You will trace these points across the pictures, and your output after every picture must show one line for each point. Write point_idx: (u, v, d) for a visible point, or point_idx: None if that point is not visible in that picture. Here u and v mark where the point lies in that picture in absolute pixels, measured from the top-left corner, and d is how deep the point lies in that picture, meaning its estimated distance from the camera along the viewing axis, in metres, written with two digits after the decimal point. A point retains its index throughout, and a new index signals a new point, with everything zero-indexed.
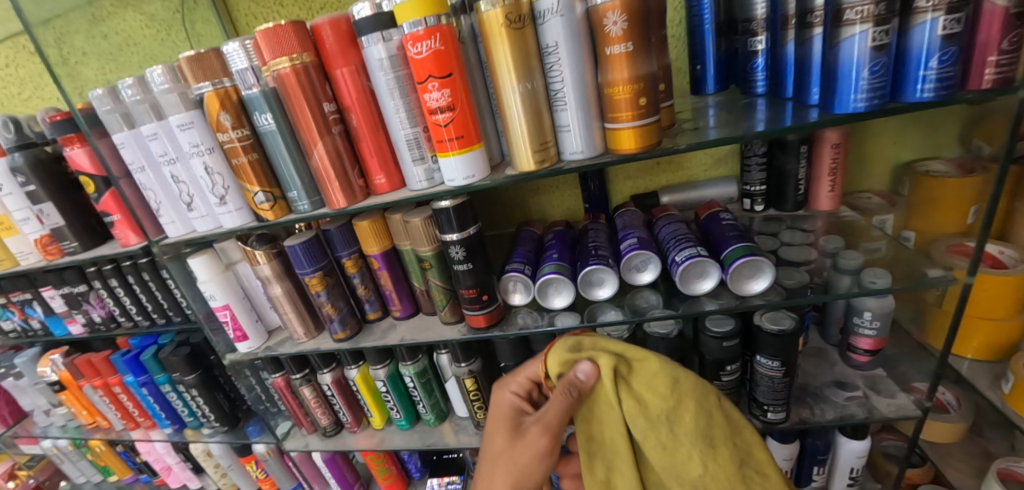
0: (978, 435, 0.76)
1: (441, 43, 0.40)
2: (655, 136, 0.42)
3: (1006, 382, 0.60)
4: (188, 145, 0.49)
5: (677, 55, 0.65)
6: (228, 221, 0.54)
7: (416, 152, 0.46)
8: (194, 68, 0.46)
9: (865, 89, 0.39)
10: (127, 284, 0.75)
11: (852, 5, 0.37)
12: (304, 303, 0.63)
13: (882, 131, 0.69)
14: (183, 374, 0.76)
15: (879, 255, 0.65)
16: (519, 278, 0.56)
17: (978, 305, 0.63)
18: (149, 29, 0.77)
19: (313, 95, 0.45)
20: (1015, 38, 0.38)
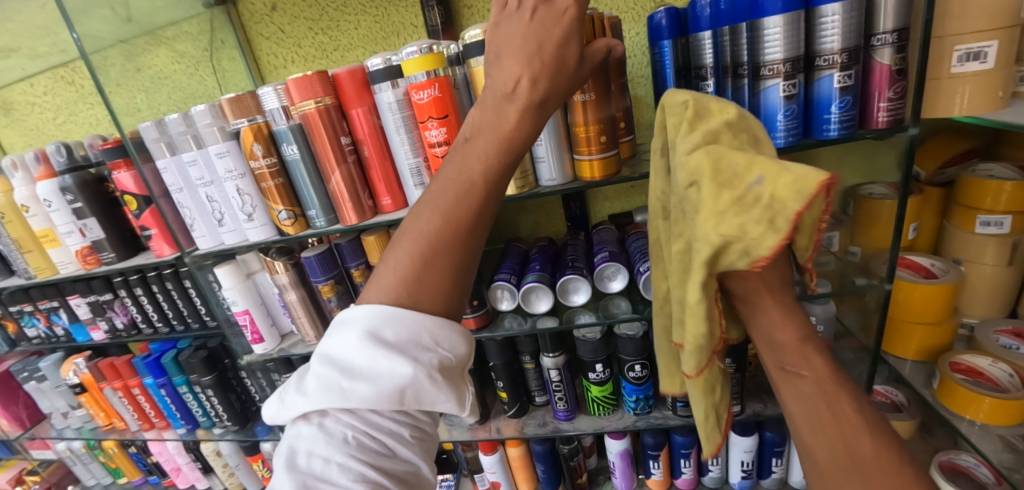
0: (928, 433, 0.82)
1: (439, 91, 0.49)
2: (615, 166, 0.52)
3: (936, 379, 0.68)
4: (224, 171, 0.58)
5: (644, 92, 0.75)
6: (254, 235, 0.62)
7: (417, 178, 0.55)
8: (233, 107, 0.55)
9: (782, 129, 0.49)
10: (152, 292, 0.83)
11: (767, 64, 0.47)
12: (315, 309, 0.70)
13: (826, 159, 0.79)
14: (200, 375, 0.83)
15: (827, 268, 0.74)
16: (505, 286, 0.63)
17: (912, 311, 0.71)
18: (180, 64, 0.82)
19: (333, 130, 0.54)
20: (898, 88, 0.46)
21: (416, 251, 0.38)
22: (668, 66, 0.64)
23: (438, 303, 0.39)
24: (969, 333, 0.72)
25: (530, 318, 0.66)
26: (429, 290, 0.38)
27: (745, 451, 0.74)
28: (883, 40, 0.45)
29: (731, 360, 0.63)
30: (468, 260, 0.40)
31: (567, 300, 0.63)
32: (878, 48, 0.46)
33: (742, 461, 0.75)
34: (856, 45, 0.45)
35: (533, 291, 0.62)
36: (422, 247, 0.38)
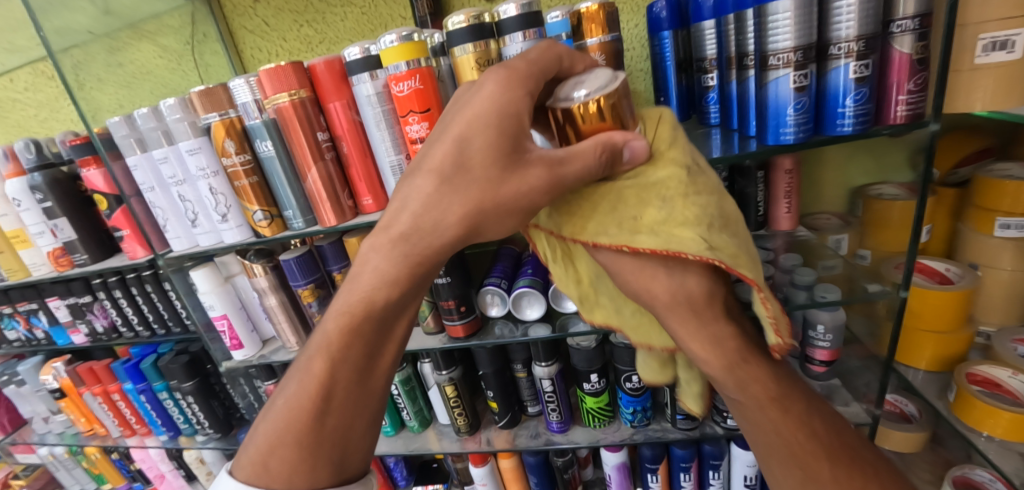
0: (939, 445, 0.79)
1: (420, 83, 0.45)
2: None
3: (951, 391, 0.64)
4: (195, 169, 0.55)
5: (644, 87, 0.71)
6: (229, 237, 0.58)
7: (399, 177, 0.51)
8: (203, 101, 0.51)
9: (792, 124, 0.45)
10: (131, 295, 0.79)
11: (775, 53, 0.43)
12: (297, 314, 0.67)
13: (833, 157, 0.75)
14: (181, 382, 0.79)
15: (835, 272, 0.70)
16: (495, 291, 0.60)
17: (925, 318, 0.67)
18: (163, 59, 0.81)
19: (309, 125, 0.50)
20: (918, 80, 0.43)
21: (266, 439, 0.42)
22: (668, 59, 0.61)
23: (295, 483, 0.41)
24: (985, 342, 0.68)
25: (521, 325, 0.62)
26: (281, 475, 0.41)
27: (748, 465, 0.70)
28: (903, 27, 0.42)
29: None
30: (326, 434, 0.42)
31: (561, 305, 0.59)
32: (897, 35, 0.42)
33: (743, 476, 0.70)
34: (873, 32, 0.41)
35: (524, 296, 0.59)
36: (272, 435, 0.42)
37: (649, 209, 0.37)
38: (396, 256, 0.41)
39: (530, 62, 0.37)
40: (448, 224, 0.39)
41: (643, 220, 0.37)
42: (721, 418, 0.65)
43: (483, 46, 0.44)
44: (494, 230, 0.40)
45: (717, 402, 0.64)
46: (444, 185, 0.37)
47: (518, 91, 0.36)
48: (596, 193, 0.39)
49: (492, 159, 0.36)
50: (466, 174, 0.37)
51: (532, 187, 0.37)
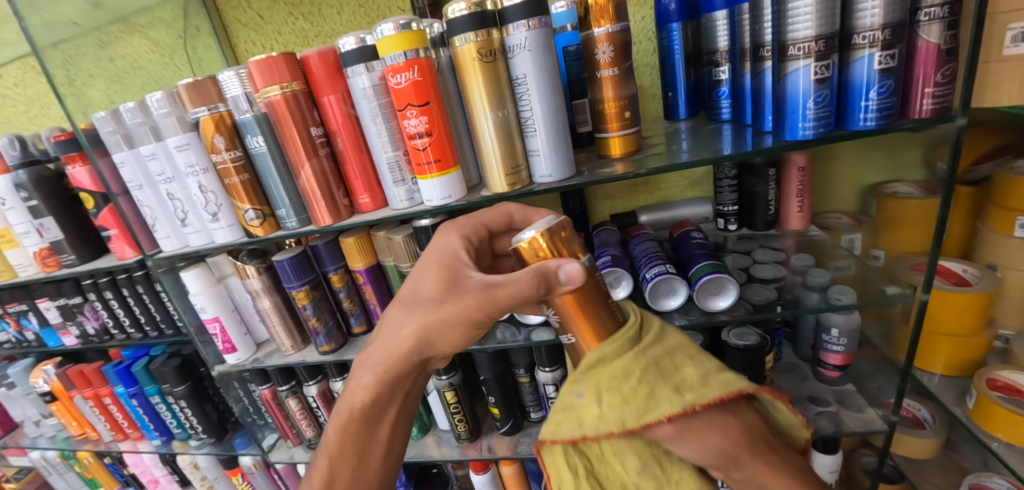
0: (952, 450, 0.76)
1: (419, 75, 0.43)
2: (635, 144, 0.51)
3: (971, 397, 0.61)
4: (184, 165, 0.52)
5: (650, 82, 0.69)
6: (219, 237, 0.56)
7: (397, 174, 0.49)
8: (192, 94, 0.49)
9: (812, 118, 0.43)
10: (122, 296, 0.77)
11: (795, 42, 0.41)
12: (292, 316, 0.64)
13: (845, 154, 0.72)
14: (173, 386, 0.77)
15: (847, 273, 0.68)
16: None
17: (941, 321, 0.65)
18: (154, 54, 0.80)
19: (302, 120, 0.48)
20: (946, 71, 0.41)
21: None
22: (676, 52, 0.58)
23: None
24: (1004, 346, 0.66)
25: (524, 329, 0.60)
26: None
27: None
28: (931, 15, 0.40)
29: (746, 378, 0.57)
30: None
31: None
32: (924, 24, 0.40)
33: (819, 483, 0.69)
34: (900, 20, 0.39)
35: None
36: None
37: (687, 369, 0.35)
38: (377, 372, 0.49)
39: (470, 218, 0.49)
40: (404, 336, 0.47)
41: (690, 379, 0.34)
42: None
43: (484, 35, 0.41)
44: (443, 343, 0.47)
45: None
46: (402, 309, 0.48)
47: (451, 233, 0.48)
48: (639, 368, 0.33)
49: (437, 287, 0.45)
50: (417, 299, 0.47)
51: (467, 304, 0.43)
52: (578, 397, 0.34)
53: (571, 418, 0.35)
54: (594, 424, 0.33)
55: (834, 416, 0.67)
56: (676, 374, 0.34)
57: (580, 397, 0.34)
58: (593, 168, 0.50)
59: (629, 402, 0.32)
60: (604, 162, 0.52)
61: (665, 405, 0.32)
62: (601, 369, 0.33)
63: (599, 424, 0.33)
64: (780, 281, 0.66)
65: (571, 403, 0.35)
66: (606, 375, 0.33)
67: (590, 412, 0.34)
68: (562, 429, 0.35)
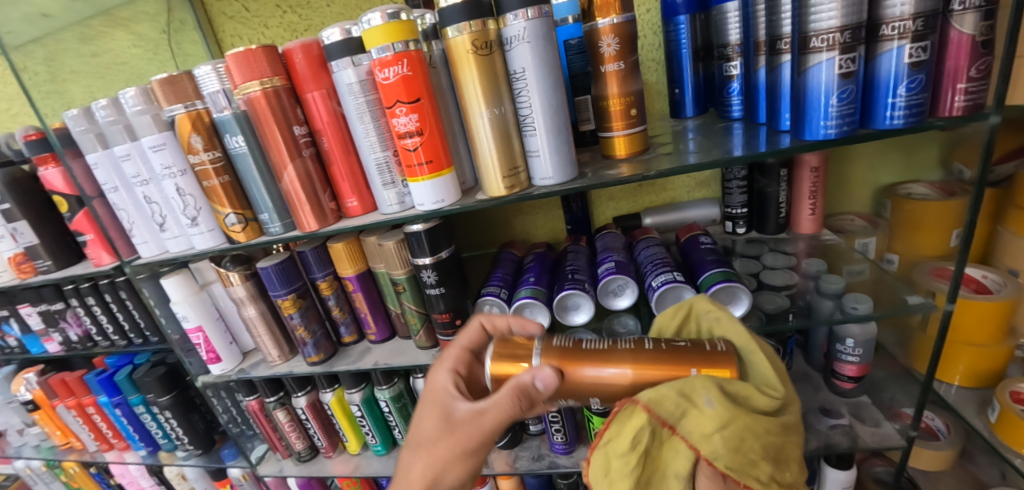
0: (968, 461, 0.72)
1: (409, 69, 0.40)
2: (641, 144, 0.48)
3: (993, 410, 0.58)
4: (160, 167, 0.49)
5: (656, 78, 0.65)
6: (200, 243, 0.53)
7: (386, 176, 0.46)
8: (165, 90, 0.46)
9: (834, 116, 0.40)
10: (105, 302, 0.73)
11: (818, 33, 0.38)
12: (278, 325, 0.61)
13: (861, 154, 0.69)
14: (157, 396, 0.74)
15: (862, 278, 0.63)
16: (494, 302, 0.54)
17: (962, 330, 0.62)
18: (139, 48, 0.75)
19: (283, 118, 0.44)
20: (981, 66, 0.38)
21: None
22: (684, 46, 0.55)
23: None
24: None
25: None
26: None
27: None
28: (965, 3, 0.36)
29: None
30: None
31: (566, 319, 0.53)
32: (958, 13, 0.37)
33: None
34: (933, 9, 0.36)
35: (526, 307, 0.53)
36: None
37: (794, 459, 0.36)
38: None
39: (455, 347, 0.46)
40: (413, 481, 0.43)
41: (789, 471, 0.36)
42: None
43: (479, 26, 0.38)
44: (450, 480, 0.43)
45: None
46: (407, 452, 0.44)
47: (439, 370, 0.45)
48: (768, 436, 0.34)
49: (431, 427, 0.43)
50: (421, 441, 0.44)
51: (459, 439, 0.42)
52: (709, 405, 0.33)
53: (680, 404, 0.34)
54: (692, 427, 0.34)
55: (849, 430, 0.64)
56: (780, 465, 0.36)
57: (711, 406, 0.33)
58: (596, 170, 0.47)
59: (740, 450, 0.33)
60: (609, 163, 0.49)
61: (761, 467, 0.34)
62: (744, 410, 0.33)
63: (694, 427, 0.34)
64: (792, 288, 0.62)
65: (689, 397, 0.34)
66: (741, 418, 0.33)
67: (705, 422, 0.33)
68: (664, 403, 0.34)
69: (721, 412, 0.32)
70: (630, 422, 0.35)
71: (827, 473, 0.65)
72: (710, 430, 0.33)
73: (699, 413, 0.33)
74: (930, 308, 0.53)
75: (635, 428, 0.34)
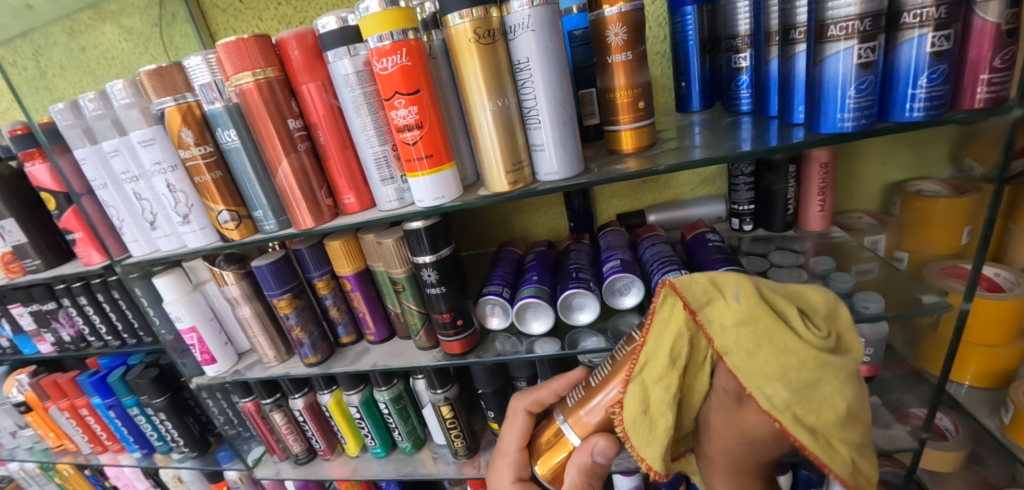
0: (976, 463, 0.70)
1: (408, 59, 0.38)
2: (649, 138, 0.46)
3: (1006, 412, 0.57)
4: (149, 162, 0.47)
5: (661, 72, 0.64)
6: (191, 241, 0.51)
7: (385, 171, 0.44)
8: (154, 83, 0.44)
9: (851, 107, 0.38)
10: (97, 302, 0.71)
11: (836, 21, 0.36)
12: (274, 326, 0.60)
13: (871, 149, 0.67)
14: (151, 398, 0.72)
15: (871, 277, 0.60)
16: (496, 301, 0.53)
17: (975, 331, 0.60)
18: (127, 43, 0.72)
19: (277, 111, 0.43)
20: (1005, 56, 0.36)
21: None
22: (691, 38, 0.53)
23: None
24: None
25: (525, 339, 0.55)
26: None
27: None
28: None
29: None
30: None
31: (570, 318, 0.52)
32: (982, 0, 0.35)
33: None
34: None
35: (529, 307, 0.52)
36: None
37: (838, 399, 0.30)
38: None
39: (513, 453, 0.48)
40: None
41: (821, 417, 0.30)
42: None
43: (482, 14, 0.36)
44: None
45: None
46: None
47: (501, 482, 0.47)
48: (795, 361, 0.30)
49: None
50: None
51: None
52: (735, 299, 0.32)
53: (707, 292, 0.34)
54: (716, 314, 0.33)
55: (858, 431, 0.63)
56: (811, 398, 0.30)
57: (739, 299, 0.32)
58: (602, 165, 0.46)
59: (754, 355, 0.31)
60: (615, 157, 0.47)
61: (777, 383, 0.30)
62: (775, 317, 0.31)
63: (718, 316, 0.33)
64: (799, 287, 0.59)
65: (720, 286, 0.33)
66: (764, 319, 0.31)
67: (729, 312, 0.32)
68: (693, 288, 0.34)
69: (747, 305, 0.31)
70: (665, 308, 0.35)
71: None
72: (728, 321, 0.32)
73: (725, 303, 0.32)
74: (945, 308, 0.52)
75: (671, 331, 0.34)
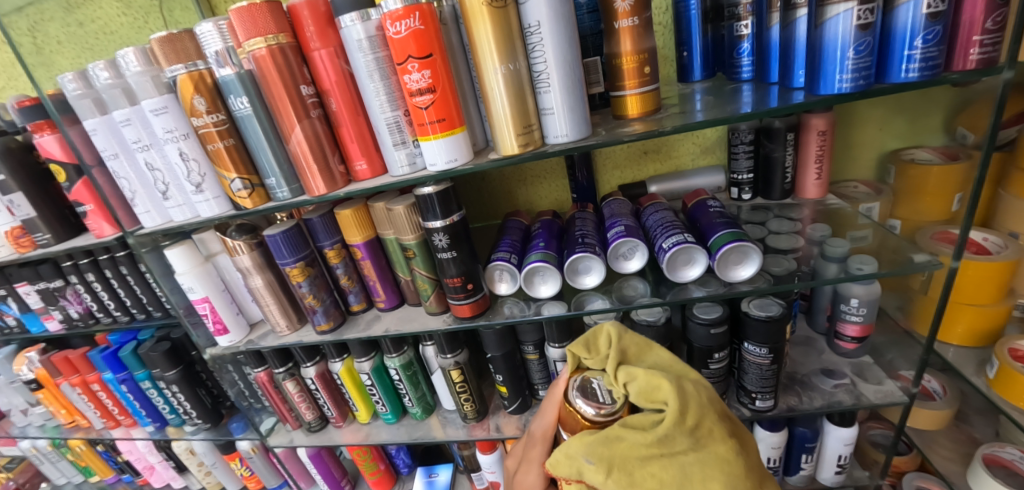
0: (963, 422, 0.72)
1: (421, 23, 0.39)
2: (654, 103, 0.47)
3: (991, 367, 0.59)
4: (161, 131, 0.48)
5: (664, 43, 0.64)
6: (205, 210, 0.52)
7: (397, 136, 0.45)
8: (166, 50, 0.45)
9: (850, 69, 0.40)
10: (105, 278, 0.72)
11: None
12: (286, 295, 0.61)
13: (868, 118, 0.68)
14: (163, 370, 0.73)
15: (866, 243, 0.63)
16: (504, 267, 0.54)
17: (964, 291, 0.61)
18: (126, 17, 0.71)
19: (290, 77, 0.43)
20: (998, 17, 0.37)
21: None
22: (693, 7, 0.54)
23: None
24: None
25: (533, 303, 0.57)
26: None
27: (773, 447, 0.68)
28: None
29: (768, 350, 0.55)
30: None
31: (576, 282, 0.54)
32: None
33: (839, 455, 0.68)
34: None
35: (537, 271, 0.53)
36: None
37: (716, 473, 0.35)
38: None
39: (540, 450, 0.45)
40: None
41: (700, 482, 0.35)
42: (748, 400, 0.61)
43: None
44: None
45: (744, 383, 0.60)
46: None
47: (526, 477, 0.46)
48: (661, 457, 0.35)
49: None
50: None
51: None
52: (587, 462, 0.36)
53: (573, 464, 0.38)
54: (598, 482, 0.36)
55: (852, 389, 0.66)
56: (697, 482, 0.34)
57: (589, 461, 0.36)
58: (609, 129, 0.47)
59: (636, 484, 0.35)
60: (620, 122, 0.48)
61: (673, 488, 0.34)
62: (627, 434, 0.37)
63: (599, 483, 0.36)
64: (797, 252, 0.62)
65: (577, 458, 0.37)
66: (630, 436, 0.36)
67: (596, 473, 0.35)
68: (562, 468, 0.38)
69: (598, 466, 0.35)
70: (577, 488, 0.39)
71: (829, 430, 0.67)
72: (600, 481, 0.35)
73: (589, 465, 0.36)
74: (936, 266, 0.53)
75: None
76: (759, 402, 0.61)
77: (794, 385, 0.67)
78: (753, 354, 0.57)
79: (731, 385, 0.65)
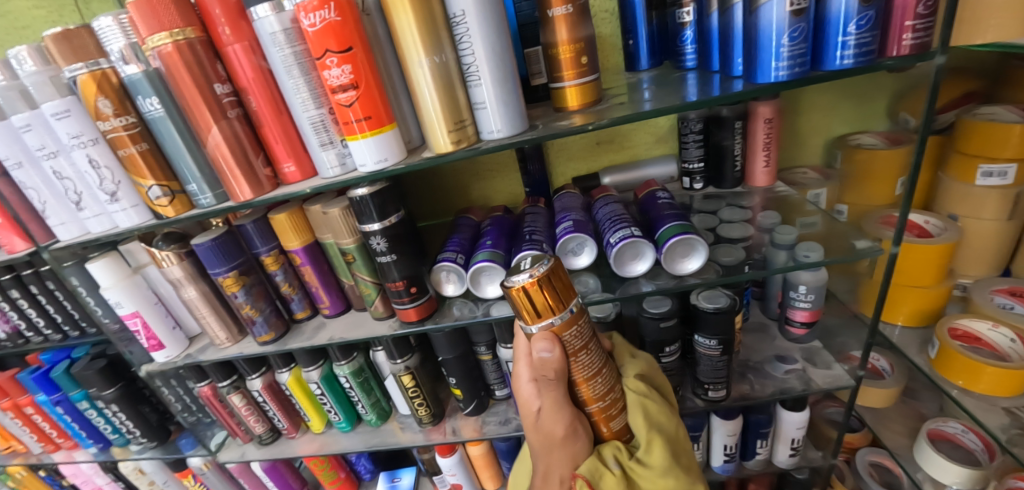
0: (911, 398, 0.75)
1: (337, 14, 0.36)
2: (594, 94, 0.46)
3: (932, 347, 0.60)
4: (65, 136, 0.44)
5: (610, 31, 0.63)
6: (123, 220, 0.48)
7: (324, 136, 0.43)
8: (63, 48, 0.41)
9: (786, 56, 0.39)
10: (29, 294, 0.67)
11: None
12: (223, 306, 0.58)
13: (815, 104, 0.68)
14: (100, 389, 0.69)
15: (815, 229, 0.63)
16: (450, 268, 0.52)
17: (908, 273, 0.63)
18: (40, 9, 0.65)
19: (201, 75, 0.40)
20: (929, 2, 0.37)
21: None
22: None
23: None
24: (962, 293, 0.65)
25: (482, 303, 0.56)
26: None
27: (729, 434, 0.69)
28: None
29: (717, 342, 0.55)
30: None
31: None
32: None
33: (793, 439, 0.69)
34: None
35: (482, 271, 0.51)
36: None
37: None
38: None
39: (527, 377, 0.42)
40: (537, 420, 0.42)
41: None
42: (702, 391, 0.61)
43: None
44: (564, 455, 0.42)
45: (698, 374, 0.60)
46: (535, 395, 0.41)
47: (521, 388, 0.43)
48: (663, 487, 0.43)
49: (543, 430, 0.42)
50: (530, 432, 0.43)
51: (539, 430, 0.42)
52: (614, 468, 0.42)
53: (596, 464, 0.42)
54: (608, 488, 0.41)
55: (802, 374, 0.67)
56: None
57: (618, 467, 0.42)
58: (548, 122, 0.46)
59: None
60: (561, 115, 0.47)
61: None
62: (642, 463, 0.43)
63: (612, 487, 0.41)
64: (747, 241, 0.62)
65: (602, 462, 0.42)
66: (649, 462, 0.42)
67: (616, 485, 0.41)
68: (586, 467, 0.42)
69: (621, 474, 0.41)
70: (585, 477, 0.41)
71: (783, 415, 0.68)
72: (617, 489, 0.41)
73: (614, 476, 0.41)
74: (878, 252, 0.54)
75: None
76: (713, 393, 0.62)
77: (748, 372, 0.68)
78: (704, 345, 0.57)
79: (687, 375, 0.65)
